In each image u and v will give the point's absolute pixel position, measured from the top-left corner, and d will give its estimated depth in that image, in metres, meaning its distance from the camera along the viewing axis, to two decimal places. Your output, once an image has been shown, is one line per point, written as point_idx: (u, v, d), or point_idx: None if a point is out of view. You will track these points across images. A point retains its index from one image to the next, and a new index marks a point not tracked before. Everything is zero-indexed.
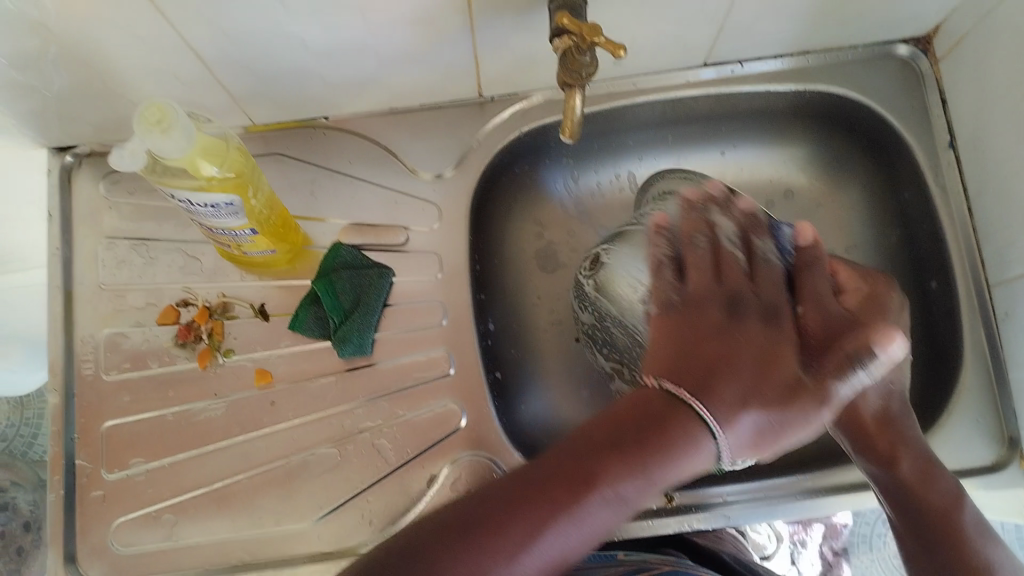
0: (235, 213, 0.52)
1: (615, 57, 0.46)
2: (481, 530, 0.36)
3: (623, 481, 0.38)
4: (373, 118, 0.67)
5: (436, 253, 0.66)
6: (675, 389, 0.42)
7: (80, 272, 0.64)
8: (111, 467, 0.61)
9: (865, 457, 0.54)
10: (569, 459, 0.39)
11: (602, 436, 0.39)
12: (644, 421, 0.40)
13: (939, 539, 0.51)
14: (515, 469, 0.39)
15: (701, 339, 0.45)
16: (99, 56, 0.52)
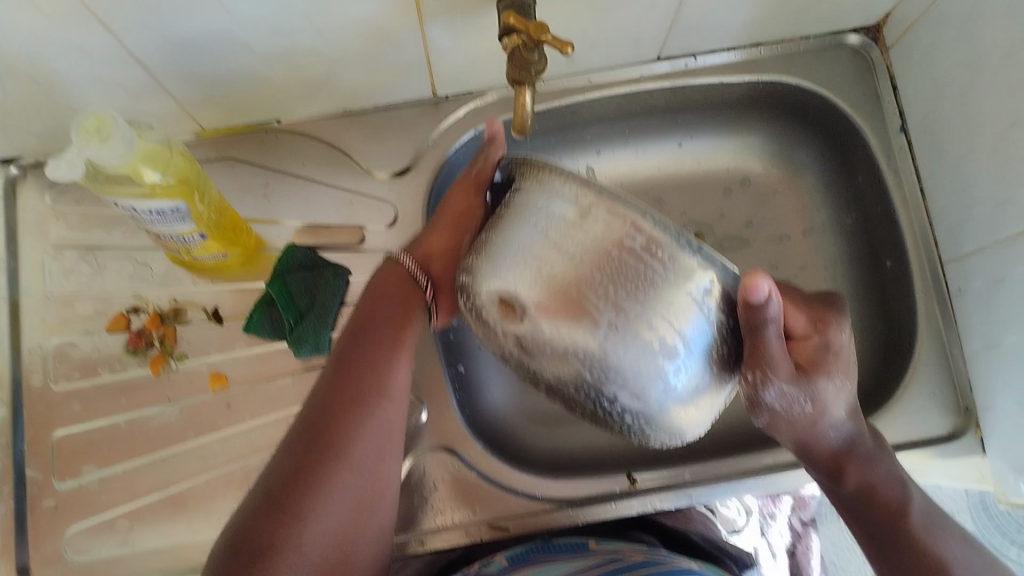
0: (182, 217, 0.51)
1: (564, 55, 0.45)
2: (296, 477, 0.48)
3: (389, 372, 0.54)
4: (326, 120, 0.67)
5: (394, 251, 0.65)
6: (414, 267, 0.59)
7: (28, 282, 0.62)
8: (64, 476, 0.60)
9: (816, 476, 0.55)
10: (335, 392, 0.52)
11: (343, 378, 0.52)
12: (357, 348, 0.54)
13: (893, 538, 0.51)
14: (304, 409, 0.52)
15: (453, 229, 0.59)
16: (36, 68, 0.50)
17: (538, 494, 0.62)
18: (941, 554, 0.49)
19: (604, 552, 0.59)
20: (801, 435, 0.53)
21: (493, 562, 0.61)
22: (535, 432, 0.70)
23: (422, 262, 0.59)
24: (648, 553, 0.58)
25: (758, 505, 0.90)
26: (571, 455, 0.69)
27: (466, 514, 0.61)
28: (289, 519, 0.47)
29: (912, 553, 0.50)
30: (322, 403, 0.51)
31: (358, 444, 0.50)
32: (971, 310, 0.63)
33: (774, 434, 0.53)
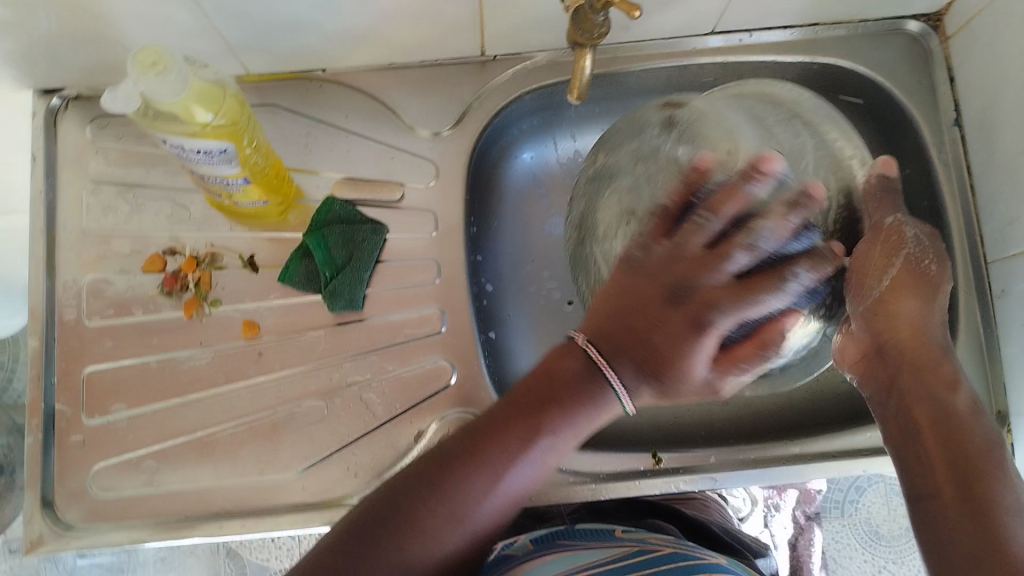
0: (228, 160, 0.51)
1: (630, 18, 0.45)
2: (417, 498, 0.47)
3: (557, 437, 0.49)
4: (373, 72, 0.66)
5: (431, 211, 0.65)
6: (598, 359, 0.49)
7: (64, 216, 0.62)
8: (92, 413, 0.60)
9: (918, 380, 0.51)
10: (494, 425, 0.49)
11: (527, 410, 0.49)
12: (548, 398, 0.49)
13: (969, 473, 0.47)
14: (457, 430, 0.50)
15: (620, 287, 0.49)
16: None
17: (562, 466, 0.62)
18: (1015, 497, 0.46)
19: (633, 541, 0.59)
20: (906, 327, 0.53)
21: (516, 543, 0.62)
22: None
23: (598, 342, 0.49)
24: (674, 546, 0.58)
25: (764, 497, 0.91)
26: (594, 430, 0.69)
27: None
28: (384, 547, 0.46)
29: (983, 483, 0.46)
30: (507, 415, 0.49)
31: (491, 489, 0.48)
32: (1010, 313, 0.63)
33: (879, 304, 0.53)
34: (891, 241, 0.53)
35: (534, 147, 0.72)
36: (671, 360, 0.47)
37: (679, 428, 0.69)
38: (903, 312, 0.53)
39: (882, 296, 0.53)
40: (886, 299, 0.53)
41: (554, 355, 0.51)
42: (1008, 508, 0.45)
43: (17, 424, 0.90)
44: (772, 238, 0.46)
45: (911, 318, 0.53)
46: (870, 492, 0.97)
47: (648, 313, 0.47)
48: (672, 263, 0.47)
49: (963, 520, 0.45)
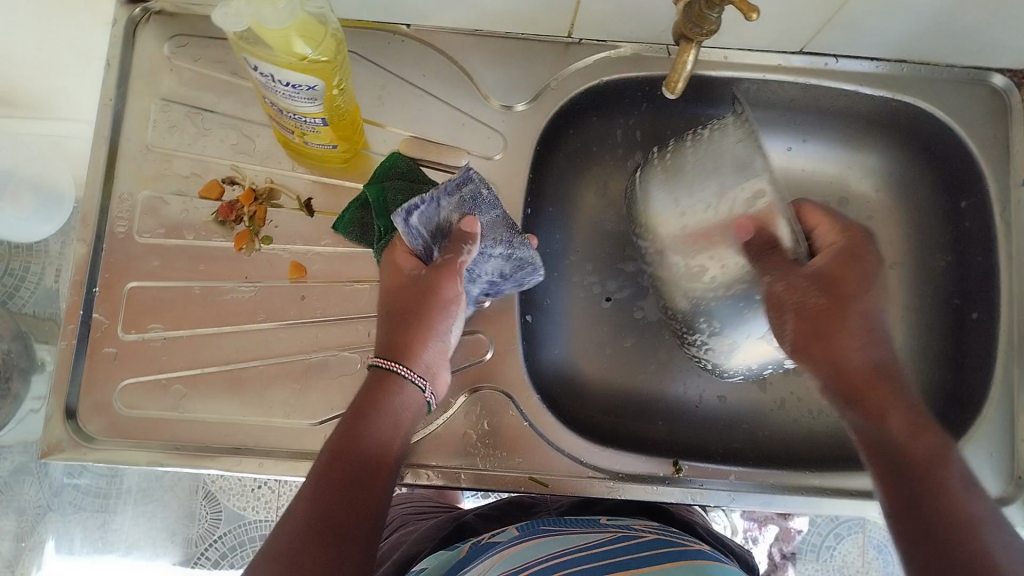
0: (313, 99, 0.51)
1: (746, 19, 0.43)
2: (309, 551, 0.43)
3: (394, 424, 0.52)
4: (457, 36, 0.66)
5: (493, 183, 0.65)
6: (387, 359, 0.53)
7: (129, 130, 0.62)
8: (129, 328, 0.60)
9: (859, 412, 0.48)
10: (329, 471, 0.47)
11: (347, 432, 0.50)
12: (358, 415, 0.51)
13: (919, 492, 0.44)
14: (294, 503, 0.46)
15: (394, 311, 0.55)
16: None
17: (584, 459, 0.62)
18: (975, 509, 0.42)
19: (617, 527, 0.60)
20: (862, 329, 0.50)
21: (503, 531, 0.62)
22: (581, 394, 0.70)
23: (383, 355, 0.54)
24: (656, 531, 0.61)
25: (742, 527, 0.92)
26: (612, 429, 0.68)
27: (505, 459, 0.61)
28: None
29: (938, 499, 0.43)
30: (335, 449, 0.49)
31: (367, 473, 0.48)
32: None
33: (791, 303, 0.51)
34: (797, 296, 0.50)
35: (601, 139, 0.72)
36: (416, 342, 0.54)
37: (698, 442, 0.69)
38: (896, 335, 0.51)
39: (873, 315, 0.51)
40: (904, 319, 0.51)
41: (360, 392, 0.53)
42: (971, 516, 0.42)
43: (21, 331, 0.90)
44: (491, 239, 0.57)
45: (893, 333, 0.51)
46: (849, 540, 0.97)
47: (402, 307, 0.55)
48: (399, 260, 0.57)
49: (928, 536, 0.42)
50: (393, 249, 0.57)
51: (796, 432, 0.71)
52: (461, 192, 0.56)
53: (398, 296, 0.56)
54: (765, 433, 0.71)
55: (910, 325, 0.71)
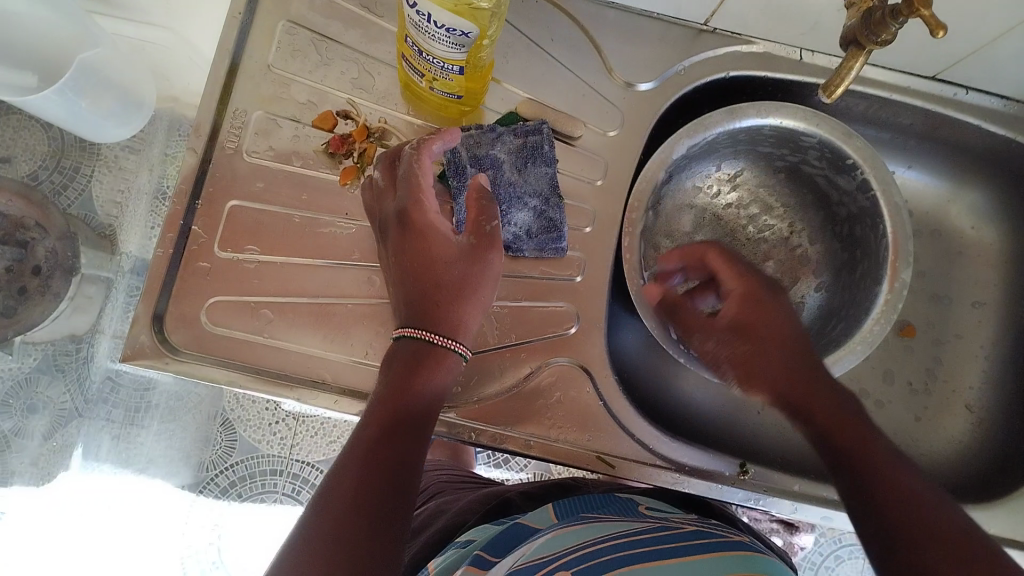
0: (460, 46, 0.51)
1: (931, 35, 0.41)
2: (357, 516, 0.43)
3: (432, 386, 0.51)
4: (590, 5, 0.64)
5: (603, 159, 0.64)
6: (418, 331, 0.52)
7: (253, 46, 0.61)
8: (225, 246, 0.59)
9: (819, 410, 0.50)
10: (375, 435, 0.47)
11: (393, 391, 0.50)
12: (404, 376, 0.50)
13: (872, 466, 0.47)
14: (340, 468, 0.46)
15: (420, 270, 0.53)
16: None
17: (651, 448, 0.62)
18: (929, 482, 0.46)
19: (657, 518, 0.57)
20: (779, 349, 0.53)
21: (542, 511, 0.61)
22: (645, 381, 0.69)
23: (408, 323, 0.53)
24: (697, 524, 0.57)
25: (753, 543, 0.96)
26: (675, 420, 0.68)
27: (575, 437, 0.61)
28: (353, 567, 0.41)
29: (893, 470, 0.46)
30: (382, 413, 0.49)
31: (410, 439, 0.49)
32: None
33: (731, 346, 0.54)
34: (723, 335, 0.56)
35: None
36: (454, 309, 0.53)
37: (761, 447, 0.69)
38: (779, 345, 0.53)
39: (744, 331, 0.54)
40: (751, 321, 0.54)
41: (393, 363, 0.52)
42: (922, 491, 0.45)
43: (69, 232, 0.92)
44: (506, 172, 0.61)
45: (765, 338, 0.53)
46: (848, 564, 1.02)
47: (441, 278, 0.53)
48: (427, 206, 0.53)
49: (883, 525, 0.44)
50: (433, 137, 0.54)
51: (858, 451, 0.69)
52: (527, 138, 0.61)
53: (439, 266, 0.53)
54: None
55: None
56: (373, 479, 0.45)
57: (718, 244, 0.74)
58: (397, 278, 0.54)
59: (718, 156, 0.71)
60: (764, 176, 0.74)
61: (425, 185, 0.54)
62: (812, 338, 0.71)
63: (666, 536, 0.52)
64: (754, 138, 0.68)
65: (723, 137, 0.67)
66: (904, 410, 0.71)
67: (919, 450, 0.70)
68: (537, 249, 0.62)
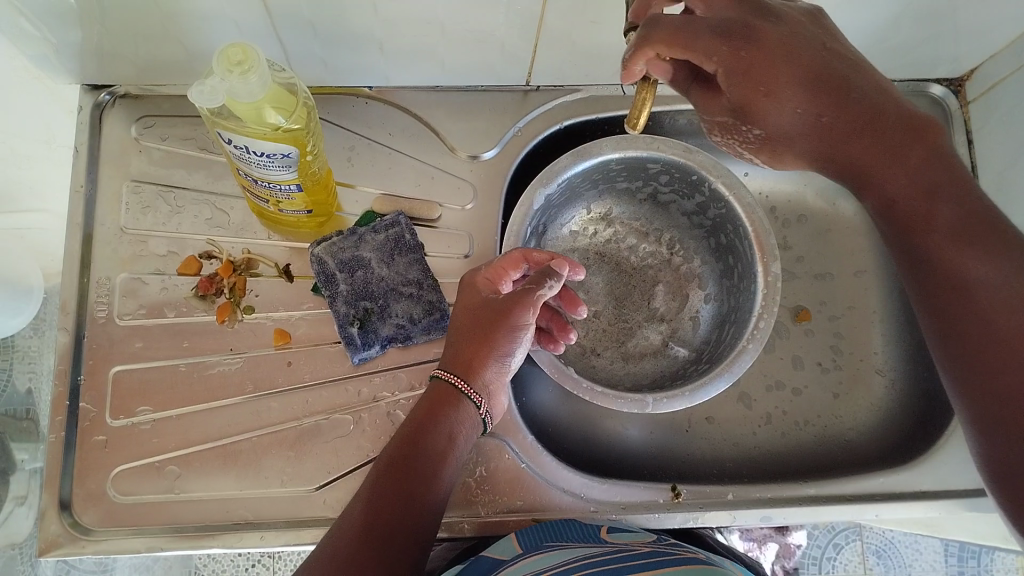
0: (287, 166, 0.52)
1: None
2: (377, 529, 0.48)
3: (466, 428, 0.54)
4: (419, 93, 0.67)
5: (467, 232, 0.66)
6: (447, 373, 0.55)
7: (102, 214, 0.63)
8: (117, 414, 0.60)
9: (932, 234, 0.51)
10: (392, 471, 0.51)
11: (415, 430, 0.53)
12: (430, 415, 0.54)
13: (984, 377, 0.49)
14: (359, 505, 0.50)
15: (469, 327, 0.55)
16: None
17: (583, 495, 0.64)
18: None
19: (617, 542, 0.57)
20: (866, 154, 0.52)
21: (503, 541, 0.59)
22: (569, 426, 0.71)
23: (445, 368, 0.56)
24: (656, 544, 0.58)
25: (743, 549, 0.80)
26: (603, 459, 0.70)
27: (507, 502, 0.63)
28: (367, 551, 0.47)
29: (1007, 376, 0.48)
30: (400, 448, 0.52)
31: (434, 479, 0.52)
32: None
33: (788, 104, 0.50)
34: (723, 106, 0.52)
35: None
36: (484, 360, 0.54)
37: (692, 464, 0.71)
38: (892, 167, 0.52)
39: (767, 137, 0.53)
40: (836, 141, 0.51)
41: (429, 398, 0.55)
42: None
43: None
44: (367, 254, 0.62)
45: (831, 147, 0.52)
46: (848, 549, 0.92)
47: (471, 327, 0.55)
48: (488, 276, 0.57)
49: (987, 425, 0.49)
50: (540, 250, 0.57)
51: (784, 445, 0.73)
52: (388, 233, 0.63)
53: (480, 314, 0.55)
54: (757, 450, 0.73)
55: (885, 333, 0.76)
56: (386, 502, 0.49)
57: (609, 279, 0.76)
58: (452, 331, 0.56)
59: (581, 197, 0.75)
60: (634, 208, 0.77)
61: (500, 263, 0.57)
62: (710, 347, 0.72)
63: (620, 560, 0.52)
64: (610, 175, 0.72)
65: (579, 179, 0.70)
66: (821, 389, 0.75)
67: (843, 425, 0.74)
68: (426, 333, 0.62)
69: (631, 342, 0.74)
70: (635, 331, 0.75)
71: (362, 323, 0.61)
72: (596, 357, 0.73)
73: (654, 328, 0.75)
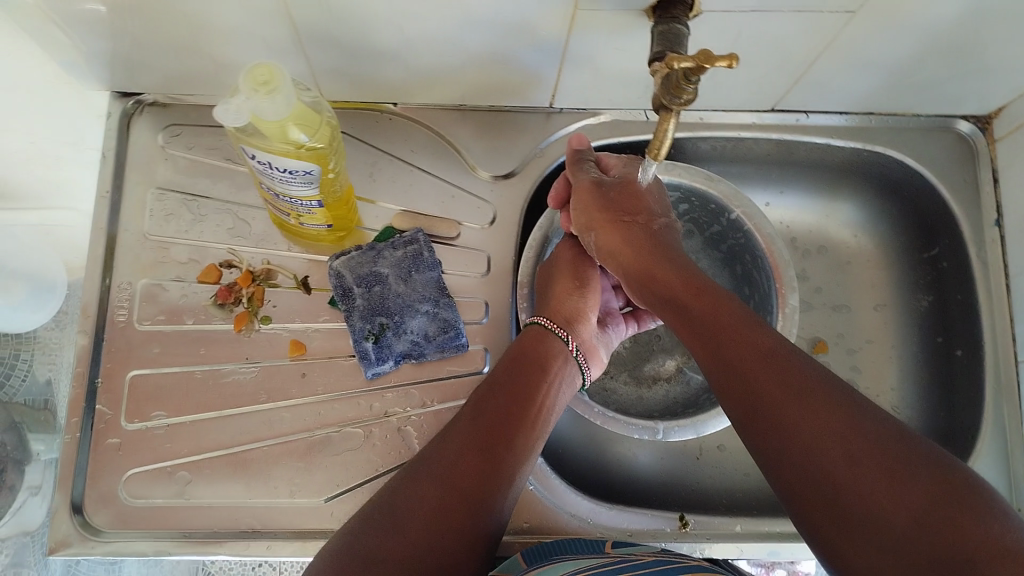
0: (309, 182, 0.52)
1: (729, 69, 0.44)
2: (411, 520, 0.48)
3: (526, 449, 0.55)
4: (442, 111, 0.68)
5: (485, 252, 0.66)
6: (547, 322, 0.62)
7: (127, 219, 0.64)
8: (131, 417, 0.60)
9: (728, 336, 0.51)
10: (444, 469, 0.51)
11: (479, 431, 0.53)
12: (497, 417, 0.55)
13: (801, 466, 0.43)
14: (397, 492, 0.50)
15: (555, 282, 0.65)
16: (180, 11, 0.51)
17: (590, 519, 0.63)
18: (906, 460, 0.41)
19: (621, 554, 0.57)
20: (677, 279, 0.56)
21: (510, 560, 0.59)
22: (580, 447, 0.71)
23: (539, 317, 0.63)
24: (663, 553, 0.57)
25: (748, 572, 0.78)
26: (613, 484, 0.70)
27: (514, 523, 0.63)
28: (397, 538, 0.47)
29: (830, 456, 0.42)
30: (463, 444, 0.53)
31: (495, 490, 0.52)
32: None
33: (601, 232, 0.61)
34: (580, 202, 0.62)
35: None
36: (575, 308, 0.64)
37: (701, 493, 0.71)
38: (681, 321, 0.54)
39: (623, 211, 0.61)
40: (650, 256, 0.59)
41: (502, 372, 0.58)
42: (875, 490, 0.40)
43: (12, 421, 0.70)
44: (386, 267, 0.63)
45: (650, 256, 0.58)
46: None
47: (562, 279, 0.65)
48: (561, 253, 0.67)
49: (833, 519, 0.41)
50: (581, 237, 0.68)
51: None
52: (407, 249, 0.64)
53: (562, 277, 0.65)
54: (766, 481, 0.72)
55: (902, 368, 0.75)
56: (431, 495, 0.50)
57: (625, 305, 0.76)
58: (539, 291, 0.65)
59: None
60: None
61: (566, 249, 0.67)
62: None
63: (624, 569, 0.52)
64: None
65: None
66: None
67: None
68: (439, 351, 0.63)
69: (646, 369, 0.75)
70: (651, 356, 0.75)
71: (377, 338, 0.61)
72: (611, 381, 0.74)
73: (670, 356, 0.75)
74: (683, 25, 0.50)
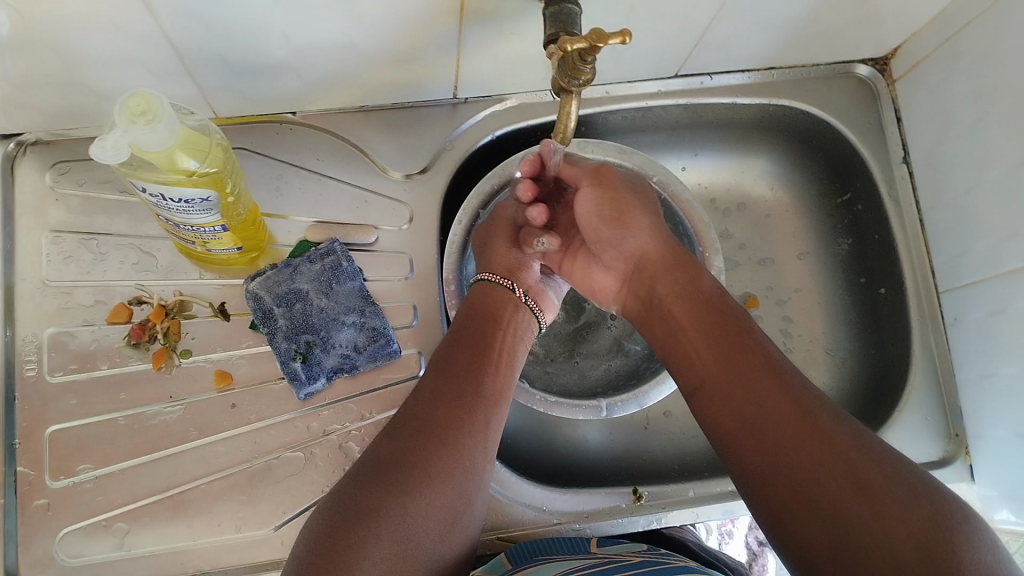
0: (208, 210, 0.50)
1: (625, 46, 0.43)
2: (390, 483, 0.48)
3: (497, 402, 0.55)
4: (343, 115, 0.66)
5: (406, 253, 0.65)
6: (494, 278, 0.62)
7: (23, 267, 0.60)
8: (56, 475, 0.57)
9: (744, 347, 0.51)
10: (421, 430, 0.51)
11: (453, 390, 0.53)
12: (468, 375, 0.54)
13: (789, 454, 0.44)
14: (374, 456, 0.49)
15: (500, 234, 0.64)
16: (46, 45, 0.48)
17: (546, 507, 0.63)
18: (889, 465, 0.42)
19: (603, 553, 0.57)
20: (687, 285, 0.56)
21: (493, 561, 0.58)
22: (529, 435, 0.71)
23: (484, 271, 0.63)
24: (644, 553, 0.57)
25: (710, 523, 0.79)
26: (565, 469, 0.70)
27: None
28: (377, 502, 0.46)
29: (824, 451, 0.43)
30: (437, 404, 0.52)
31: (472, 446, 0.51)
32: (964, 342, 0.65)
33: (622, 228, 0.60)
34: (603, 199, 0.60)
35: None
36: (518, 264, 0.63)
37: (652, 463, 0.71)
38: (689, 320, 0.54)
39: (635, 213, 0.60)
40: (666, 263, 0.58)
41: (469, 327, 0.58)
42: (862, 484, 0.41)
43: None
44: (304, 283, 0.61)
45: (667, 262, 0.58)
46: None
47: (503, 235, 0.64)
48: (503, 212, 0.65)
49: (811, 508, 0.42)
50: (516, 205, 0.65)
51: None
52: (324, 261, 0.61)
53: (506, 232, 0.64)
54: None
55: (831, 313, 0.76)
56: (407, 455, 0.49)
57: None
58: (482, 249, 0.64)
59: None
60: None
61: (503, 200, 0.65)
62: None
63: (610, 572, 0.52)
64: None
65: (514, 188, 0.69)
66: None
67: None
68: (372, 361, 0.61)
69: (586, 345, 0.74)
70: (589, 333, 0.75)
71: (305, 357, 0.60)
72: (551, 365, 0.73)
73: (608, 328, 0.75)
74: (573, 4, 0.49)
